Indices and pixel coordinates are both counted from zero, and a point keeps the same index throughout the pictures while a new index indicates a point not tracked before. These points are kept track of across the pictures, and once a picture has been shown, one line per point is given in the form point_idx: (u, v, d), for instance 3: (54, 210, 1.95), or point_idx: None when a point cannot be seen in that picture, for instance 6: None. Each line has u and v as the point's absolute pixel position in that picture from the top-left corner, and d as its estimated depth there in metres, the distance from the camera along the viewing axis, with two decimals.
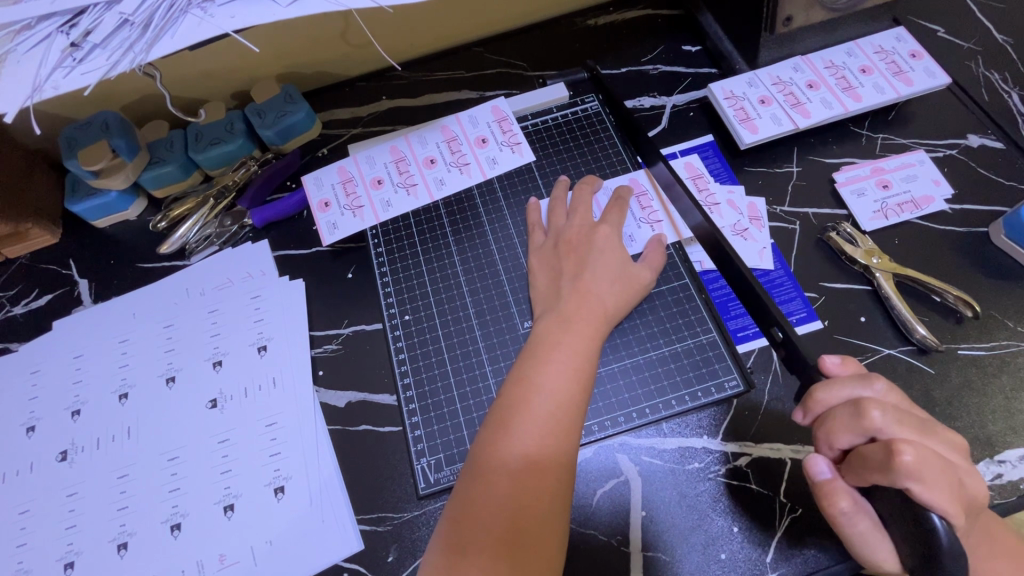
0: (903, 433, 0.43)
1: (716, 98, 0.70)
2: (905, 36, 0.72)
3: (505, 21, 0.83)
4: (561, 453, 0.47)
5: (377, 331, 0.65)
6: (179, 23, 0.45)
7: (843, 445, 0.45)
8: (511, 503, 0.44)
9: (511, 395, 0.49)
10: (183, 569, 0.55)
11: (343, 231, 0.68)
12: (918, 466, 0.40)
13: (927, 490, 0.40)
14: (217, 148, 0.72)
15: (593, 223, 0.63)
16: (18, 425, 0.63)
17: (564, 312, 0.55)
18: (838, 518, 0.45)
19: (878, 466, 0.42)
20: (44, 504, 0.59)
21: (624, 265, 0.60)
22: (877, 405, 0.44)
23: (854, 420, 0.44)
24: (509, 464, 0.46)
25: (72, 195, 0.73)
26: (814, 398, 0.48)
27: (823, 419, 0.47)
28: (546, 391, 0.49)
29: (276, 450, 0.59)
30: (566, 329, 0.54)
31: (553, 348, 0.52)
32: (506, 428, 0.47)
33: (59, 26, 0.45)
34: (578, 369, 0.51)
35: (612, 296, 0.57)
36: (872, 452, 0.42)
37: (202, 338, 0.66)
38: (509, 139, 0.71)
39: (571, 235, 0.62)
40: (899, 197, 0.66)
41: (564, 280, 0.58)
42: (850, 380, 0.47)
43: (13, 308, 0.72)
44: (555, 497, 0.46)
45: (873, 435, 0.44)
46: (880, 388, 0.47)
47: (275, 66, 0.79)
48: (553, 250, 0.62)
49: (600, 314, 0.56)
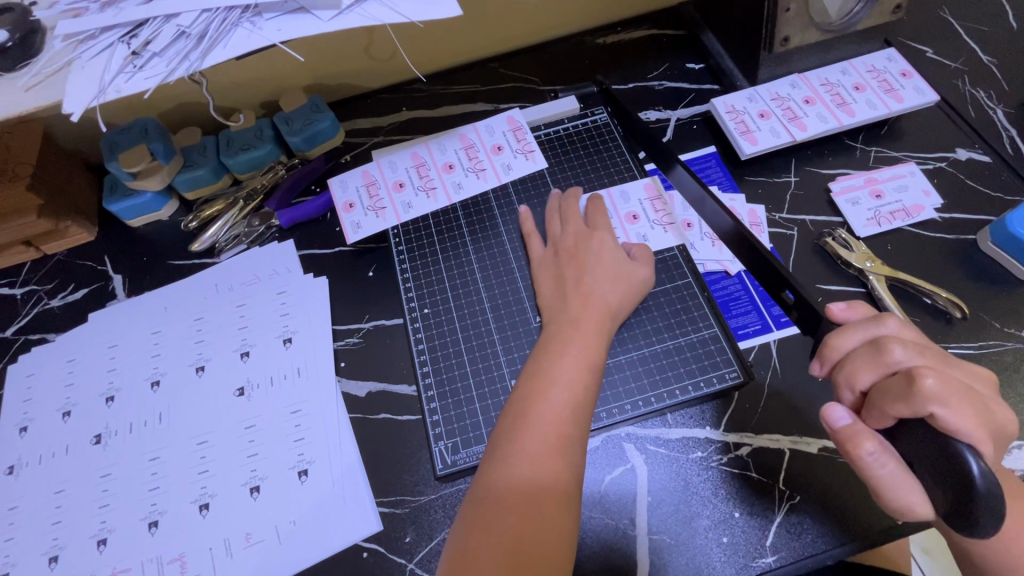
0: (924, 363, 0.44)
1: (719, 112, 0.75)
2: (895, 56, 0.76)
3: (519, 38, 0.89)
4: (576, 440, 0.50)
5: (397, 325, 0.68)
6: (231, 35, 0.49)
7: (864, 384, 0.46)
8: (531, 488, 0.47)
9: (527, 387, 0.53)
10: (210, 547, 0.58)
11: (367, 230, 0.72)
12: (942, 390, 0.40)
13: (954, 414, 0.39)
14: (248, 153, 0.77)
15: (587, 229, 0.67)
16: (55, 410, 0.67)
17: (575, 310, 0.59)
18: (864, 460, 0.43)
19: (899, 396, 0.42)
20: (79, 484, 0.62)
21: (620, 263, 0.63)
22: (897, 341, 0.45)
23: (875, 357, 0.45)
24: (530, 448, 0.49)
25: (110, 195, 0.77)
26: (830, 345, 0.49)
27: (842, 364, 0.48)
28: (561, 383, 0.52)
29: (300, 436, 0.63)
30: (578, 326, 0.57)
31: (566, 343, 0.56)
32: (524, 416, 0.50)
33: (120, 37, 0.50)
34: (590, 365, 0.54)
35: (618, 293, 0.61)
36: (895, 384, 0.42)
37: (230, 331, 0.70)
38: (523, 147, 0.76)
39: (569, 242, 0.65)
40: (892, 205, 0.70)
41: (568, 281, 0.62)
42: (862, 322, 0.48)
43: (50, 301, 0.76)
44: (571, 483, 0.48)
45: (895, 370, 0.44)
46: (894, 325, 0.48)
47: (303, 77, 0.84)
48: (554, 257, 0.65)
49: (606, 311, 0.59)
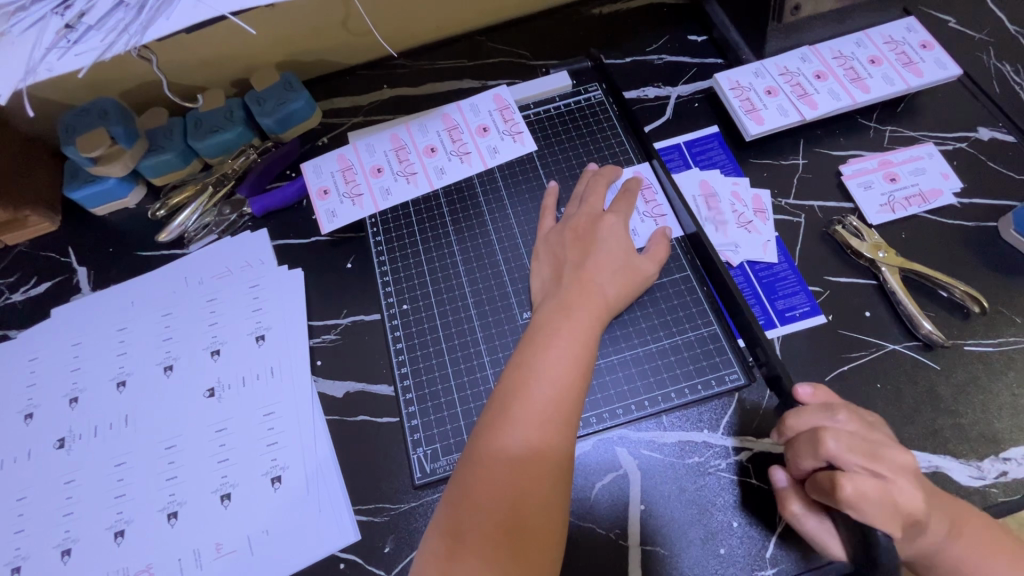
0: (856, 460, 0.46)
1: (722, 89, 0.69)
2: (915, 26, 0.70)
3: (508, 9, 0.82)
4: (562, 437, 0.46)
5: (376, 322, 0.64)
6: (175, 6, 0.44)
7: (804, 465, 0.48)
8: (511, 489, 0.44)
9: (509, 380, 0.48)
10: (180, 557, 0.55)
11: (343, 220, 0.68)
12: (855, 498, 0.43)
13: (860, 515, 0.43)
14: (216, 135, 0.72)
15: (601, 211, 0.62)
16: (17, 412, 0.63)
17: (566, 298, 0.55)
18: (791, 520, 0.49)
19: (825, 491, 0.45)
20: (42, 490, 0.59)
21: (628, 257, 0.59)
22: (833, 434, 0.46)
23: (811, 448, 0.47)
24: (510, 448, 0.45)
25: (70, 182, 0.72)
26: (784, 420, 0.51)
27: (789, 438, 0.50)
28: (547, 376, 0.48)
29: (273, 440, 0.59)
30: (567, 315, 0.53)
31: (553, 334, 0.51)
32: (507, 411, 0.46)
33: (53, 9, 0.44)
34: (579, 357, 0.50)
35: (613, 285, 0.57)
36: (821, 480, 0.46)
37: (200, 328, 0.66)
38: (510, 128, 0.71)
39: (580, 222, 0.61)
40: (907, 190, 0.65)
41: (568, 266, 0.58)
42: (814, 410, 0.50)
43: (11, 295, 0.71)
44: (554, 484, 0.45)
45: (830, 461, 0.46)
46: (843, 419, 0.48)
47: (275, 53, 0.78)
48: (560, 237, 0.61)
49: (601, 302, 0.55)
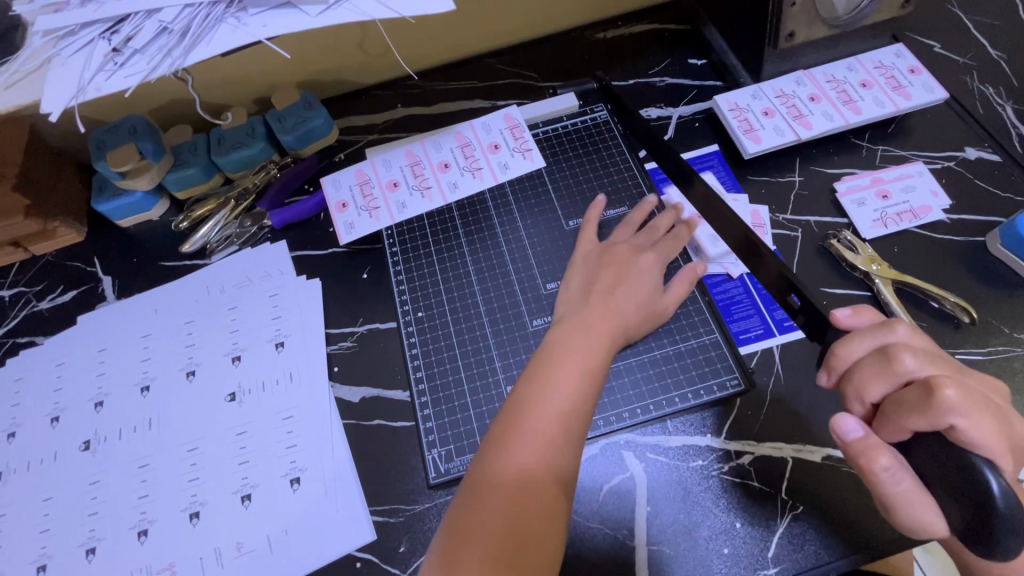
0: (937, 370, 0.42)
1: (721, 109, 0.73)
2: (904, 52, 0.74)
3: (517, 33, 0.86)
4: (569, 452, 0.47)
5: (391, 329, 0.67)
6: (214, 31, 0.47)
7: (874, 397, 0.44)
8: (513, 507, 0.44)
9: (520, 396, 0.50)
10: (201, 556, 0.57)
11: (360, 231, 0.71)
12: (961, 400, 0.38)
13: (973, 428, 0.37)
14: (239, 151, 0.75)
15: (642, 247, 0.64)
16: (43, 415, 0.66)
17: (583, 318, 0.56)
18: (878, 476, 0.41)
19: (915, 407, 0.39)
20: (67, 491, 0.61)
21: (654, 293, 0.61)
22: (907, 349, 0.42)
23: (884, 367, 0.43)
24: (515, 466, 0.46)
25: (98, 195, 0.75)
26: (837, 355, 0.46)
27: (851, 375, 0.45)
28: (559, 393, 0.49)
29: (292, 443, 0.61)
30: (584, 334, 0.54)
31: (568, 352, 0.52)
32: (517, 425, 0.48)
33: (100, 33, 0.48)
34: (591, 375, 0.51)
35: (633, 312, 0.58)
36: (910, 395, 0.40)
37: (221, 335, 0.68)
38: (520, 145, 0.74)
39: (622, 248, 0.63)
40: (899, 206, 0.68)
41: (598, 287, 0.59)
42: (870, 329, 0.46)
43: (38, 303, 0.74)
44: (554, 505, 0.46)
45: (907, 379, 0.42)
46: (904, 331, 0.45)
47: (296, 73, 0.82)
48: (598, 259, 0.63)
49: (618, 327, 0.56)
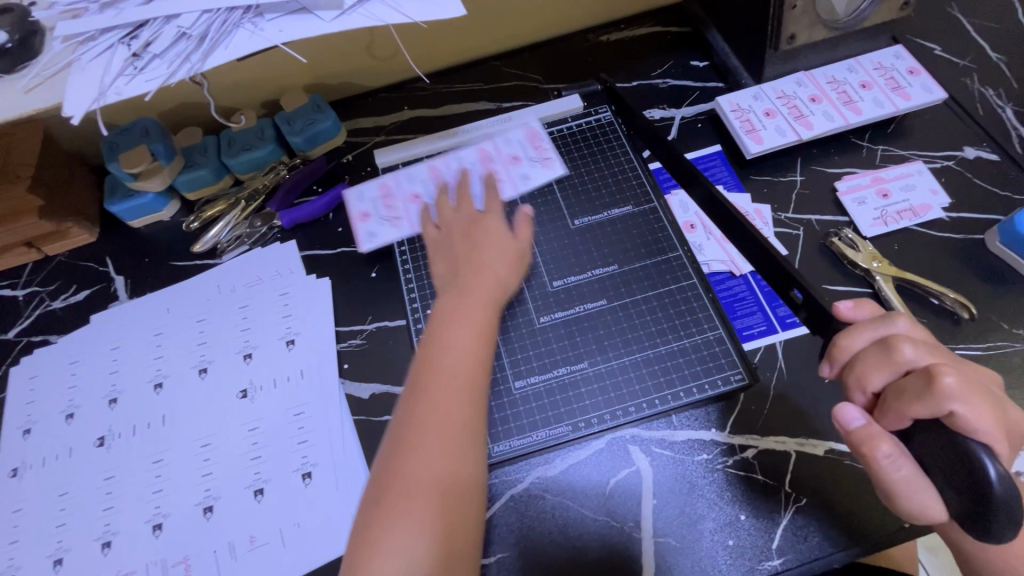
0: (936, 360, 0.43)
1: (723, 110, 0.74)
2: (902, 54, 0.75)
3: (521, 36, 0.88)
4: (467, 440, 0.49)
5: (399, 327, 0.68)
6: (232, 36, 0.49)
7: (876, 387, 0.44)
8: (421, 515, 0.45)
9: (405, 405, 0.50)
10: (214, 550, 0.58)
11: (381, 241, 0.72)
12: (961, 387, 0.39)
13: (973, 414, 0.38)
14: (249, 152, 0.76)
15: (475, 215, 0.67)
16: (58, 412, 0.67)
17: (456, 299, 0.57)
18: (880, 462, 0.42)
19: (916, 395, 0.40)
20: (82, 486, 0.62)
21: (499, 248, 0.62)
22: (908, 339, 0.43)
23: (885, 357, 0.44)
24: (421, 475, 0.47)
25: (111, 195, 0.77)
26: (839, 346, 0.47)
27: (853, 365, 0.46)
28: (443, 383, 0.51)
29: (303, 438, 0.62)
30: (455, 318, 0.55)
31: (441, 344, 0.53)
32: (412, 425, 0.49)
33: (121, 38, 0.49)
34: (468, 360, 0.53)
35: (501, 266, 0.61)
36: (911, 383, 0.41)
37: (232, 333, 0.70)
38: (540, 155, 0.75)
39: (460, 225, 0.66)
40: (899, 205, 0.69)
41: (458, 265, 0.61)
42: (871, 322, 0.47)
43: (53, 302, 0.75)
44: (463, 507, 0.47)
45: (907, 370, 0.43)
46: (904, 324, 0.46)
47: (305, 76, 0.83)
48: (447, 238, 0.65)
49: (481, 296, 0.58)
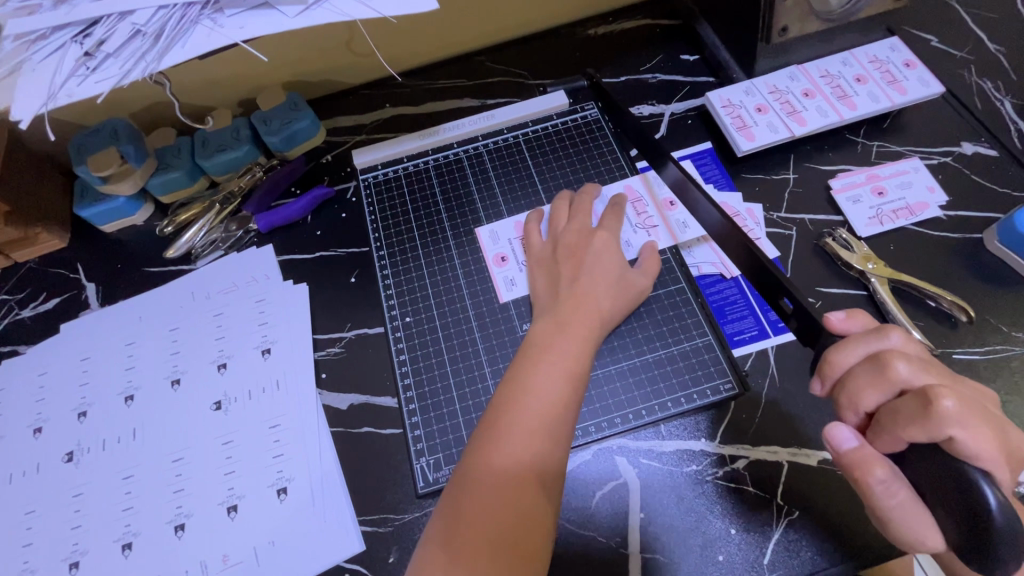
0: (931, 380, 0.41)
1: (714, 106, 0.72)
2: (899, 46, 0.73)
3: (506, 30, 0.85)
4: (552, 448, 0.47)
5: (379, 335, 0.66)
6: (190, 34, 0.46)
7: (869, 406, 0.42)
8: (504, 502, 0.45)
9: (498, 405, 0.49)
10: (186, 569, 0.56)
11: (522, 288, 0.65)
12: (959, 411, 0.37)
13: (973, 440, 0.36)
14: (223, 154, 0.74)
15: (591, 228, 0.63)
16: (26, 427, 0.64)
17: (562, 313, 0.56)
18: (873, 488, 0.40)
19: (913, 418, 0.38)
20: (50, 504, 0.60)
21: (621, 270, 0.61)
22: (901, 356, 0.41)
23: (878, 376, 0.41)
24: (497, 476, 0.45)
25: (80, 200, 0.74)
26: (830, 362, 0.45)
27: (844, 382, 0.44)
28: (538, 394, 0.49)
29: (279, 452, 0.60)
30: (561, 328, 0.54)
31: (544, 351, 0.52)
32: (497, 424, 0.48)
33: (73, 37, 0.46)
34: (570, 374, 0.51)
35: (609, 290, 0.59)
36: (906, 405, 0.39)
37: (207, 342, 0.67)
38: (644, 221, 0.67)
39: (571, 240, 0.62)
40: (895, 203, 0.67)
41: (562, 281, 0.59)
42: (864, 336, 0.44)
43: (21, 311, 0.73)
44: (543, 511, 0.45)
45: (901, 389, 0.41)
46: (898, 339, 0.44)
47: (281, 74, 0.80)
48: (552, 254, 0.62)
49: (595, 318, 0.56)
